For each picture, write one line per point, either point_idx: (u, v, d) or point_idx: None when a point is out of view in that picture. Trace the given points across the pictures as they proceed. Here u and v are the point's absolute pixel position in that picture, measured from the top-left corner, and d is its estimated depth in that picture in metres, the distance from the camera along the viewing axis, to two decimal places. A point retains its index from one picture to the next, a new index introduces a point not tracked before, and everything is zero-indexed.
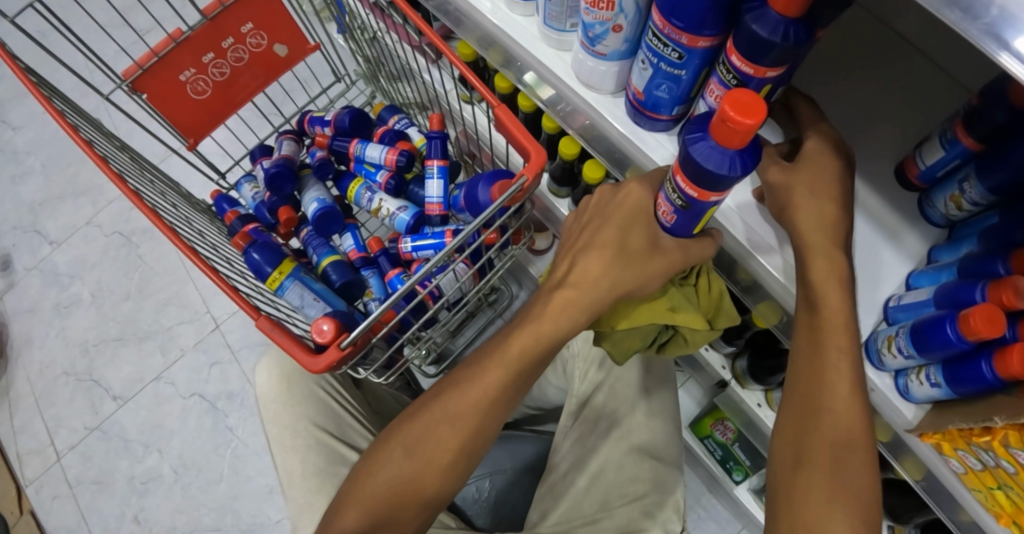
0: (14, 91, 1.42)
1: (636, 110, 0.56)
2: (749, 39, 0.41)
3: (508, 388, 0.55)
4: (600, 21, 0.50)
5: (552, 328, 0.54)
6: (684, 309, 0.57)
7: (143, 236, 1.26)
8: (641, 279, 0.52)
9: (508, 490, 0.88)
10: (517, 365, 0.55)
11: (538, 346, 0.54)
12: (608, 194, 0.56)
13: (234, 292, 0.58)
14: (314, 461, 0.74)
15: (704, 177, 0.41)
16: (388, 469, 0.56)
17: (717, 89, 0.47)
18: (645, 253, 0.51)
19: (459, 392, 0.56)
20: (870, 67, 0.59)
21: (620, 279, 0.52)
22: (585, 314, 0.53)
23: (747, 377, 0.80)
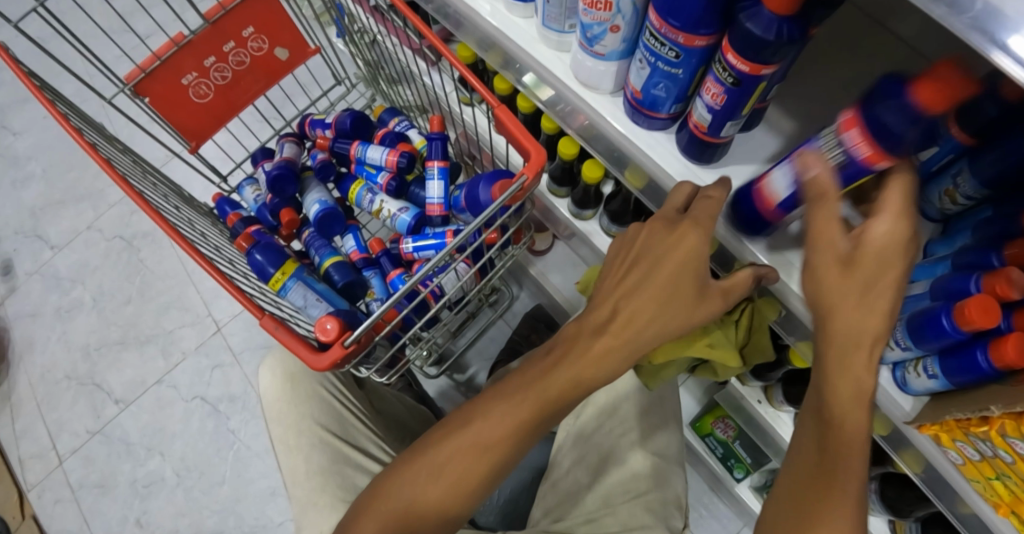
0: (15, 96, 1.43)
1: (635, 109, 0.57)
2: (745, 38, 0.42)
3: (538, 420, 0.54)
4: (598, 21, 0.50)
5: (593, 373, 0.53)
6: (722, 346, 0.61)
7: (144, 240, 1.27)
8: (688, 325, 0.52)
9: (516, 492, 0.90)
10: (554, 401, 0.53)
11: (576, 388, 0.53)
12: (660, 231, 0.53)
13: (238, 292, 0.58)
14: (317, 460, 0.75)
15: (886, 131, 0.39)
16: (411, 489, 0.54)
17: (714, 87, 0.48)
18: (694, 297, 0.51)
19: (490, 422, 0.54)
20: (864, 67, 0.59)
21: (670, 325, 0.52)
22: (627, 360, 0.53)
23: (747, 375, 0.81)
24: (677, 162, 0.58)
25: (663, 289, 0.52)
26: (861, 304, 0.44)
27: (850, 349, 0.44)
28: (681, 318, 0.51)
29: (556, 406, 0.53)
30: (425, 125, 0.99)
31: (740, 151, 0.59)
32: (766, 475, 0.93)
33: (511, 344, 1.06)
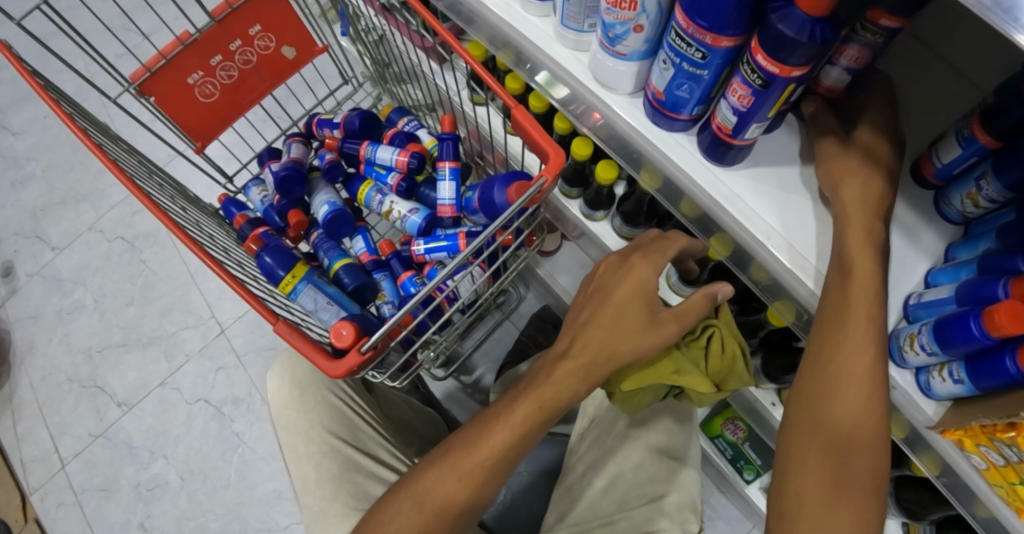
0: (15, 95, 1.41)
1: (655, 109, 0.56)
2: (776, 39, 0.41)
3: (514, 447, 0.55)
4: (621, 21, 0.50)
5: (553, 395, 0.55)
6: (689, 373, 0.60)
7: (146, 241, 1.25)
8: (642, 350, 0.55)
9: (524, 493, 0.88)
10: (524, 426, 0.55)
11: (540, 410, 0.55)
12: (615, 267, 0.61)
13: (251, 297, 0.57)
14: (327, 468, 0.73)
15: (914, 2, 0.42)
16: (397, 521, 0.55)
17: (740, 88, 0.47)
18: (644, 325, 0.56)
19: (467, 450, 0.55)
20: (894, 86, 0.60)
21: (621, 350, 0.55)
22: (583, 385, 0.56)
23: (761, 377, 0.77)
24: (698, 163, 0.57)
25: (617, 313, 0.57)
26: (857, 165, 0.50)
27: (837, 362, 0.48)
28: (646, 338, 0.55)
29: (532, 429, 0.55)
30: (433, 125, 0.98)
31: (761, 153, 0.58)
32: None
33: (520, 345, 1.05)
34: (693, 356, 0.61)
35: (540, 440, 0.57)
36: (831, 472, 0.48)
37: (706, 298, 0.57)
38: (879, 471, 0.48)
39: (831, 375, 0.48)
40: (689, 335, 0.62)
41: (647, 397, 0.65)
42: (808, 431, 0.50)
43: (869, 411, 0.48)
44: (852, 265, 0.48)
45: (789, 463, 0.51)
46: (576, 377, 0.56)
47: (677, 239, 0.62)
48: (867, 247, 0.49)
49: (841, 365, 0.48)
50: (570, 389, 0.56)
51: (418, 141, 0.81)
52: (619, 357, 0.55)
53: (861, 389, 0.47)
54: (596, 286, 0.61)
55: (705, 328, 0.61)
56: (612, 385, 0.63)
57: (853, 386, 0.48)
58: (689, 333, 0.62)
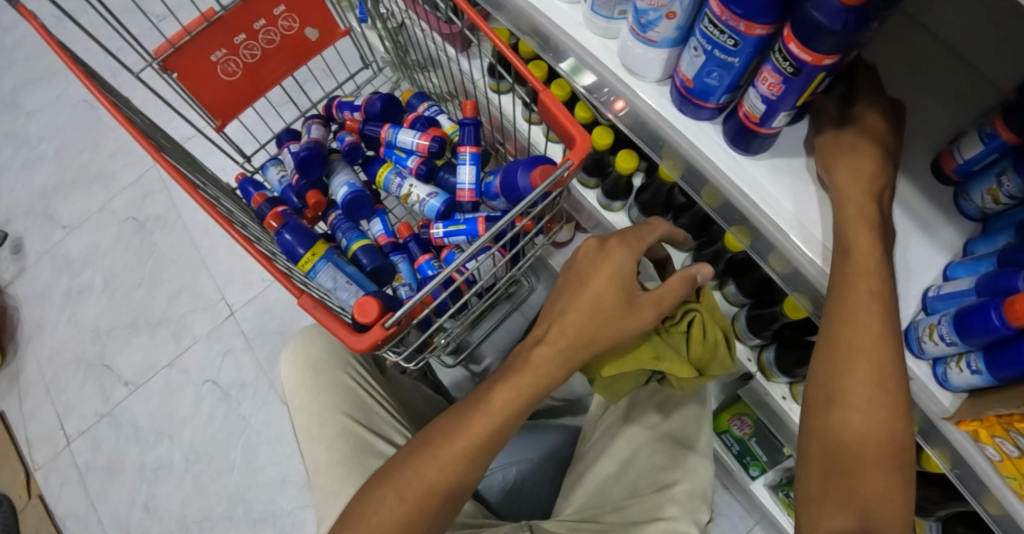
0: (31, 75, 1.41)
1: (683, 97, 0.57)
2: (810, 27, 0.42)
3: (495, 434, 0.55)
4: (653, 7, 0.50)
5: (531, 381, 0.56)
6: (669, 358, 0.61)
7: (156, 223, 1.24)
8: (619, 336, 0.56)
9: (535, 479, 0.78)
10: (504, 413, 0.55)
11: (520, 398, 0.55)
12: (593, 253, 0.59)
13: (279, 272, 0.57)
14: (340, 449, 0.71)
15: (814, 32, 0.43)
16: (379, 513, 0.54)
17: (772, 77, 0.48)
18: (624, 310, 0.56)
19: (447, 439, 0.55)
20: (917, 82, 0.61)
21: (602, 339, 0.56)
22: (563, 368, 0.56)
23: (774, 369, 0.75)
24: (724, 152, 0.58)
25: (598, 293, 0.56)
26: (862, 153, 0.51)
27: (853, 355, 0.48)
28: (633, 324, 0.56)
29: (510, 415, 0.55)
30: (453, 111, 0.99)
31: (784, 144, 0.58)
32: (783, 474, 0.93)
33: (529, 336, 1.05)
34: (672, 342, 0.63)
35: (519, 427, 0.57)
36: (841, 471, 0.49)
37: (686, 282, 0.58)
38: (896, 461, 0.48)
39: (844, 360, 0.49)
40: (668, 320, 0.63)
41: (627, 380, 0.68)
42: (821, 434, 0.51)
43: (874, 411, 0.48)
44: (858, 251, 0.49)
45: (809, 458, 0.52)
46: (565, 360, 0.56)
47: (657, 226, 0.62)
48: (886, 235, 0.50)
49: (856, 362, 0.48)
50: (547, 372, 0.56)
51: (437, 122, 0.82)
52: (596, 341, 0.56)
53: (876, 380, 0.48)
54: (574, 272, 0.59)
55: (685, 313, 0.63)
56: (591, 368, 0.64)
57: (862, 379, 0.48)
58: (666, 320, 0.63)
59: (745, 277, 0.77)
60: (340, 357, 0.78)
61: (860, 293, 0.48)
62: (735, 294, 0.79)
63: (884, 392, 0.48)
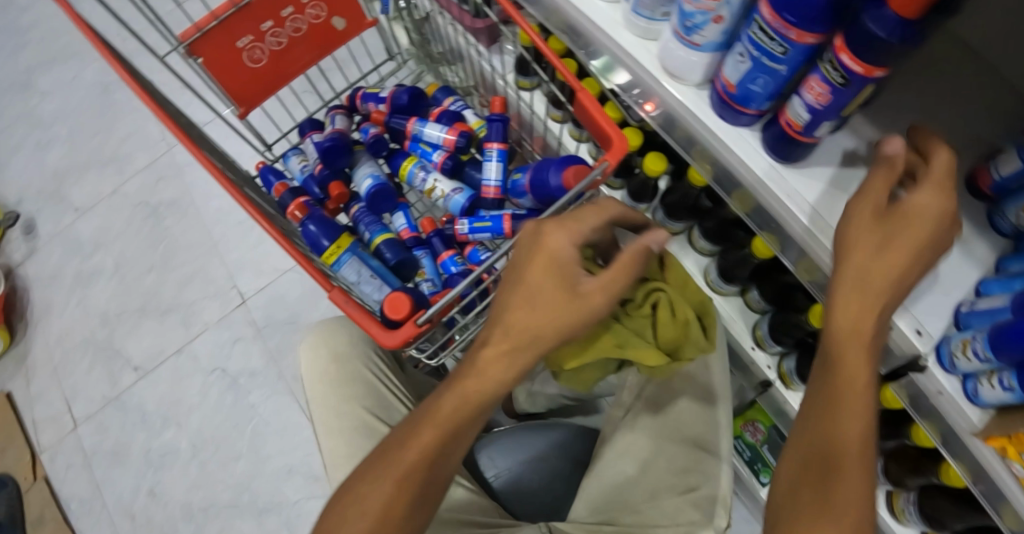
0: (47, 55, 1.39)
1: (723, 102, 0.56)
2: (865, 38, 0.42)
3: (446, 446, 0.51)
4: (701, 10, 0.50)
5: (478, 384, 0.51)
6: (634, 345, 0.62)
7: (169, 208, 1.23)
8: (567, 323, 0.50)
9: (551, 480, 0.77)
10: (453, 419, 0.50)
11: (468, 402, 0.50)
12: (528, 240, 0.53)
13: (310, 265, 0.57)
14: (359, 445, 0.71)
15: (869, 44, 0.42)
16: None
17: (819, 86, 0.48)
18: (569, 295, 0.51)
19: (399, 450, 0.51)
20: (959, 95, 0.60)
21: (552, 334, 0.50)
22: (513, 366, 0.51)
23: (794, 378, 0.76)
24: (761, 159, 0.58)
25: (540, 284, 0.51)
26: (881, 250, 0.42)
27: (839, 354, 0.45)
28: (577, 313, 0.50)
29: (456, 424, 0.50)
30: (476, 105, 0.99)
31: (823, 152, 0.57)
32: None
33: None
34: (634, 327, 0.63)
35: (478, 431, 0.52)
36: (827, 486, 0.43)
37: (642, 254, 0.52)
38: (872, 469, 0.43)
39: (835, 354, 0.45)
40: (629, 303, 0.64)
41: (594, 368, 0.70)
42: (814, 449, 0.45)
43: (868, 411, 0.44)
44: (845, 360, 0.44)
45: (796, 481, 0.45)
46: (520, 358, 0.51)
47: (602, 208, 0.56)
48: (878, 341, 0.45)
49: (841, 360, 0.44)
50: (502, 375, 0.51)
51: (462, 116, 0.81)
52: (546, 336, 0.50)
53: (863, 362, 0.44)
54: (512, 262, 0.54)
55: (646, 295, 0.64)
56: (555, 361, 0.66)
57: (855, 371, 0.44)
58: (625, 304, 0.64)
59: (770, 283, 0.75)
60: (362, 350, 0.78)
61: (872, 282, 0.43)
62: (757, 300, 0.78)
63: (861, 388, 0.44)
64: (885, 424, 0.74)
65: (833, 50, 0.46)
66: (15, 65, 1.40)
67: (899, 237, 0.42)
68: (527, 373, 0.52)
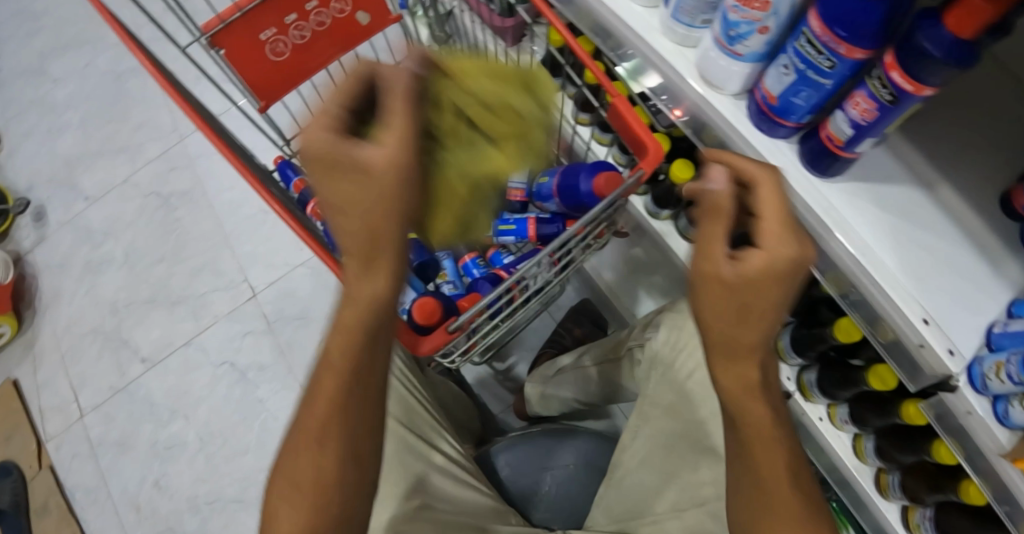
0: (59, 41, 1.38)
1: (762, 112, 0.55)
2: (919, 57, 0.41)
3: (348, 404, 0.49)
4: (747, 20, 0.49)
5: (356, 315, 0.47)
6: (465, 161, 0.54)
7: (181, 199, 1.21)
8: (393, 202, 0.44)
9: (568, 484, 0.80)
10: (348, 369, 0.48)
11: (351, 338, 0.47)
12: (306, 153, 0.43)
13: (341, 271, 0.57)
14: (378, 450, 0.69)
15: (923, 62, 0.41)
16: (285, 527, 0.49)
17: (865, 102, 0.47)
18: (369, 176, 0.43)
19: (308, 420, 0.49)
20: (997, 111, 0.59)
21: (386, 223, 0.44)
22: (382, 279, 0.46)
23: (814, 390, 0.78)
24: (799, 173, 0.57)
25: (338, 188, 0.43)
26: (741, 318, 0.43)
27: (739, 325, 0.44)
28: (395, 189, 0.43)
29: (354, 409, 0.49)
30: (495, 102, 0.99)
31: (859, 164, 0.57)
32: None
33: (556, 338, 1.05)
34: (454, 150, 0.53)
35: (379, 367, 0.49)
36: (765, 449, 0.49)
37: (400, 75, 0.46)
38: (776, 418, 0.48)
39: (739, 326, 0.44)
40: (443, 128, 0.53)
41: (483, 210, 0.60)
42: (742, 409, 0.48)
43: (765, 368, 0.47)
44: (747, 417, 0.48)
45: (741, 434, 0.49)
46: (380, 273, 0.46)
47: (353, 77, 0.45)
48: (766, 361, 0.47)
49: (746, 424, 0.48)
50: (354, 338, 0.47)
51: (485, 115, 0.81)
52: (386, 227, 0.44)
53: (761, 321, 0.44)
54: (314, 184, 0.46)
55: (442, 107, 0.51)
56: (434, 233, 0.58)
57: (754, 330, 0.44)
58: (432, 134, 0.52)
59: None
60: (383, 350, 0.76)
61: (740, 342, 0.45)
62: None
63: (754, 348, 0.45)
64: (901, 439, 0.74)
65: (881, 67, 0.45)
66: (27, 50, 1.39)
67: (755, 300, 0.43)
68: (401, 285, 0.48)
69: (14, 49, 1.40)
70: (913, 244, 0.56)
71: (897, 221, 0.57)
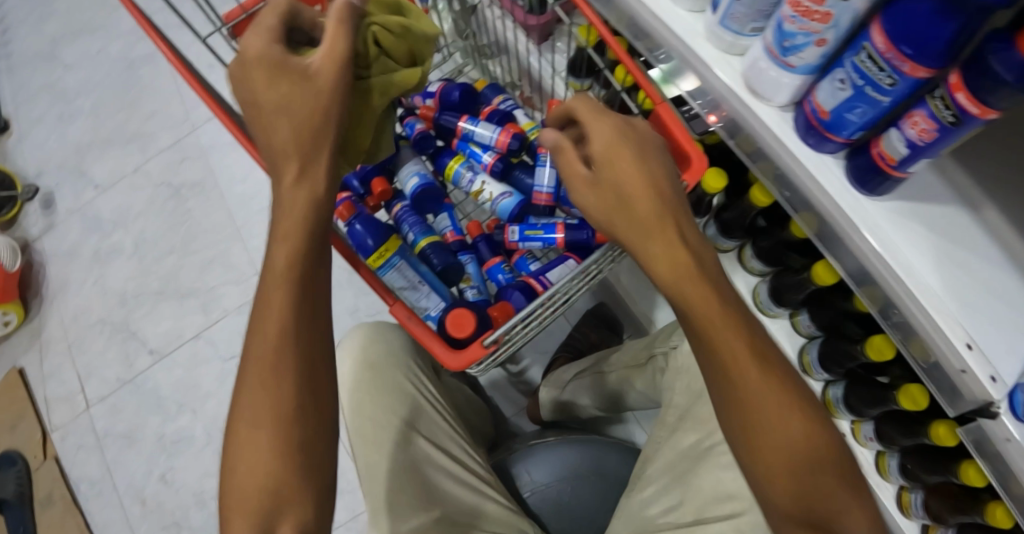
0: (73, 27, 1.37)
1: (811, 126, 0.54)
2: (987, 79, 0.39)
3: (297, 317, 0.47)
4: (804, 32, 0.47)
5: (301, 217, 0.49)
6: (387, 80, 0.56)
7: (192, 190, 1.20)
8: (324, 104, 0.50)
9: (586, 494, 0.78)
10: (298, 272, 0.48)
11: (299, 240, 0.49)
12: (245, 71, 0.49)
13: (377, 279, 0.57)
14: (397, 456, 0.69)
15: (991, 85, 0.39)
16: (250, 452, 0.44)
17: (925, 122, 0.45)
18: (301, 82, 0.49)
19: (260, 334, 0.47)
20: None
21: (316, 125, 0.50)
22: (323, 181, 0.51)
23: (840, 406, 0.78)
24: (846, 191, 0.55)
25: (277, 91, 0.49)
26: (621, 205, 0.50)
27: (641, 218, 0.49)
28: (330, 96, 0.50)
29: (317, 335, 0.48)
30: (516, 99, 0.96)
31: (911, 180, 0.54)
32: None
33: (572, 344, 1.03)
34: (379, 78, 0.56)
35: (322, 283, 0.50)
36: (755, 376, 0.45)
37: (345, 20, 0.50)
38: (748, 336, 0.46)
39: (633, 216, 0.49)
40: (363, 62, 0.55)
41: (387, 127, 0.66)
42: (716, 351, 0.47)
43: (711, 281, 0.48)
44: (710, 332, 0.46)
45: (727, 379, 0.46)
46: (315, 177, 0.51)
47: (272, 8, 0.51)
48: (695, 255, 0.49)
49: (726, 352, 0.46)
50: (305, 263, 0.49)
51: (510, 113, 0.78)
52: (326, 130, 0.51)
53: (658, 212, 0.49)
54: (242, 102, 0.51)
55: (365, 40, 0.54)
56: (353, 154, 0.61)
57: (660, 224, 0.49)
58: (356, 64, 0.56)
59: (824, 309, 0.74)
60: (401, 358, 0.76)
61: (647, 225, 0.49)
62: (807, 325, 0.77)
63: (666, 231, 0.49)
64: (927, 461, 0.73)
65: (945, 86, 0.43)
66: (41, 36, 1.39)
67: (617, 172, 0.50)
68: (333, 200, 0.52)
69: (29, 35, 1.39)
70: (960, 269, 0.53)
71: (947, 243, 0.54)
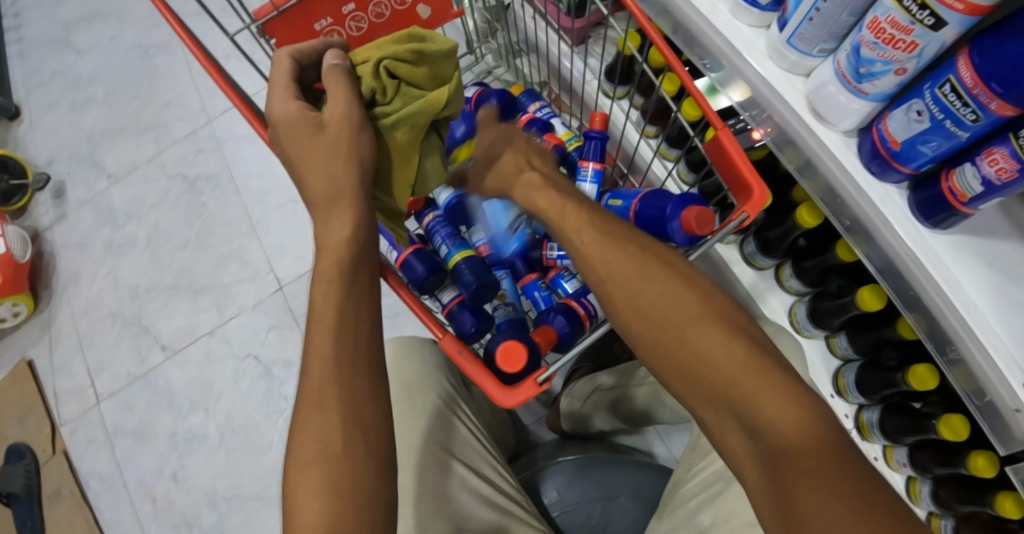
0: (87, 12, 1.34)
1: (878, 155, 0.51)
2: None
3: (351, 353, 0.46)
4: (885, 59, 0.45)
5: (332, 263, 0.50)
6: (411, 115, 0.57)
7: (207, 184, 1.17)
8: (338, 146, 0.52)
9: (618, 517, 0.77)
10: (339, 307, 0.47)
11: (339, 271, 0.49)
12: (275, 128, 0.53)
13: (420, 306, 0.56)
14: (429, 481, 0.69)
15: None
16: (304, 485, 0.41)
17: (1005, 161, 0.43)
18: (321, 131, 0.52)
19: (306, 371, 0.46)
20: None
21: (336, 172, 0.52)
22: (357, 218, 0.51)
23: (876, 431, 0.76)
24: (911, 226, 0.53)
25: (293, 147, 0.52)
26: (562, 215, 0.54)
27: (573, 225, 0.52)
28: (340, 138, 0.52)
29: (360, 366, 0.46)
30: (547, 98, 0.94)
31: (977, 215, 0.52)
32: None
33: (594, 350, 1.02)
34: (402, 110, 0.57)
35: (366, 309, 0.49)
36: (702, 356, 0.42)
37: (338, 73, 0.54)
38: (696, 316, 0.44)
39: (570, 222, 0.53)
40: (383, 101, 0.57)
41: (435, 156, 0.62)
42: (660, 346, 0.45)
43: (643, 270, 0.47)
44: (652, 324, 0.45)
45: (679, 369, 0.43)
46: (340, 215, 0.51)
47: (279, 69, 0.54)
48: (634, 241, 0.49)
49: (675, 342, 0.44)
50: (336, 297, 0.48)
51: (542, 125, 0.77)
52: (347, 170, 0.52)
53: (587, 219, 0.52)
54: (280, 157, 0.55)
55: (378, 76, 0.56)
56: (398, 192, 0.61)
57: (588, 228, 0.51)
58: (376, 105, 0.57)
59: (864, 335, 0.72)
60: (433, 381, 0.77)
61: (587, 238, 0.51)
62: (844, 347, 0.76)
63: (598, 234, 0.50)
64: (964, 491, 0.71)
65: None
66: (53, 20, 1.35)
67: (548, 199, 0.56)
68: (369, 233, 0.53)
69: (42, 18, 1.36)
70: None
71: (1010, 280, 0.52)
